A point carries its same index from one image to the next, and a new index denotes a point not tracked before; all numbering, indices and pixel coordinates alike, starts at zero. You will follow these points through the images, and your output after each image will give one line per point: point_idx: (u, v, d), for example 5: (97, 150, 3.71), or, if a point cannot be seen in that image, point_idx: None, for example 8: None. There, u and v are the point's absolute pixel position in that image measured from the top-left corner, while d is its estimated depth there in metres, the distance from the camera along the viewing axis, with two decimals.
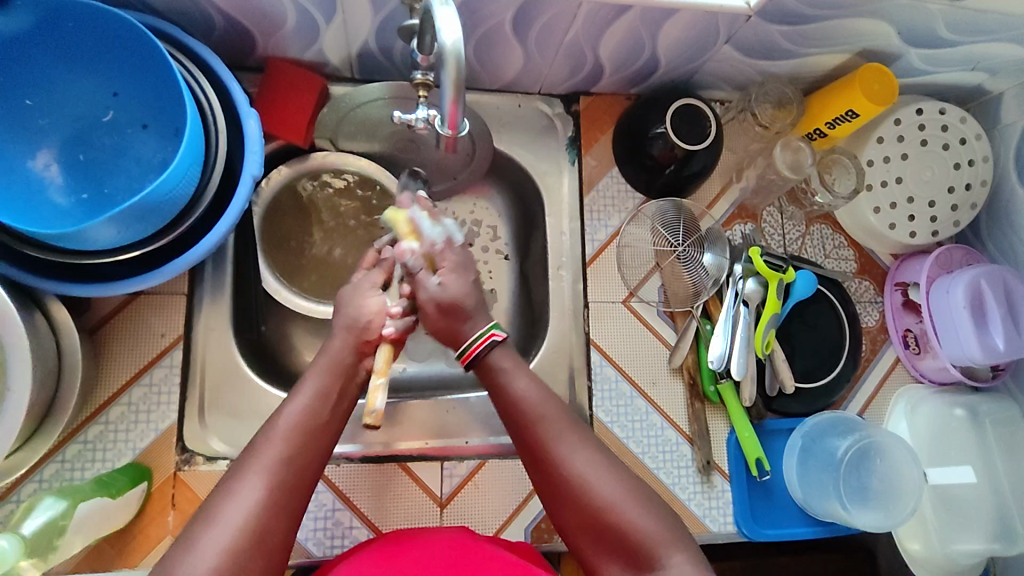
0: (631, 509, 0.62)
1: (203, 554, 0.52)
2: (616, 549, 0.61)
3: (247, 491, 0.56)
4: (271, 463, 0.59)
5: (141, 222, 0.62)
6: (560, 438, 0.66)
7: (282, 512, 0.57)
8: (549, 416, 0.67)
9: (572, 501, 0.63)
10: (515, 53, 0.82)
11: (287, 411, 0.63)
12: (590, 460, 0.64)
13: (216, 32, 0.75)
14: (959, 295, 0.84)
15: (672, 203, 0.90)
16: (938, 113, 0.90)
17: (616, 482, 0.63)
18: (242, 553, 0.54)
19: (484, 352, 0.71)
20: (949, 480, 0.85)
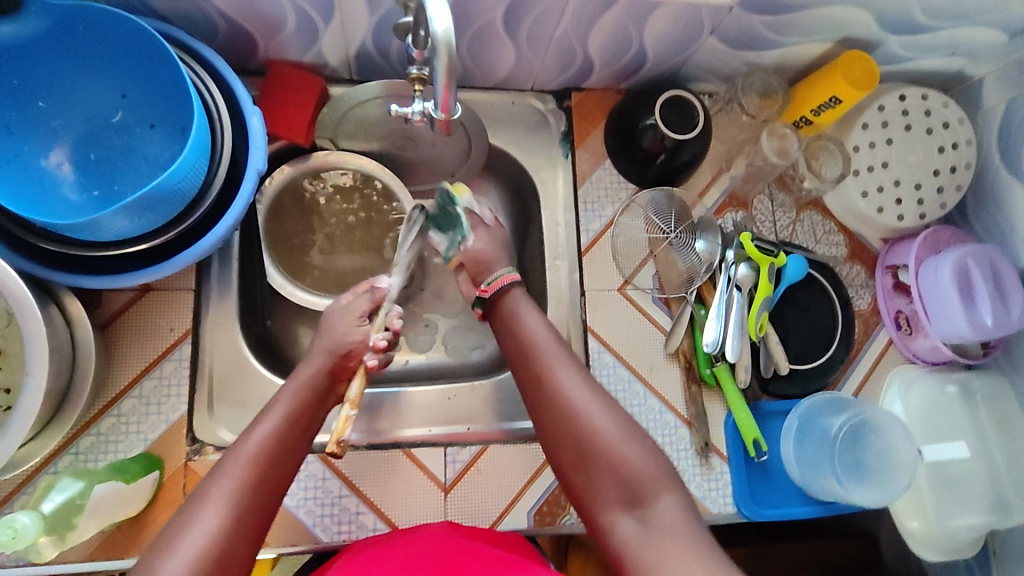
0: (621, 443, 0.68)
1: (210, 512, 0.57)
2: (608, 473, 0.67)
3: (248, 462, 0.62)
4: (271, 442, 0.64)
5: (152, 212, 0.65)
6: (562, 370, 0.73)
7: (273, 485, 0.62)
8: (552, 351, 0.74)
9: (570, 425, 0.70)
10: (507, 50, 0.85)
11: (286, 394, 0.69)
12: (589, 391, 0.71)
13: (220, 36, 0.78)
14: (947, 274, 0.86)
15: (664, 192, 0.92)
16: (921, 98, 0.92)
17: (608, 415, 0.70)
18: (245, 512, 0.59)
19: (506, 287, 0.79)
20: (944, 456, 0.87)
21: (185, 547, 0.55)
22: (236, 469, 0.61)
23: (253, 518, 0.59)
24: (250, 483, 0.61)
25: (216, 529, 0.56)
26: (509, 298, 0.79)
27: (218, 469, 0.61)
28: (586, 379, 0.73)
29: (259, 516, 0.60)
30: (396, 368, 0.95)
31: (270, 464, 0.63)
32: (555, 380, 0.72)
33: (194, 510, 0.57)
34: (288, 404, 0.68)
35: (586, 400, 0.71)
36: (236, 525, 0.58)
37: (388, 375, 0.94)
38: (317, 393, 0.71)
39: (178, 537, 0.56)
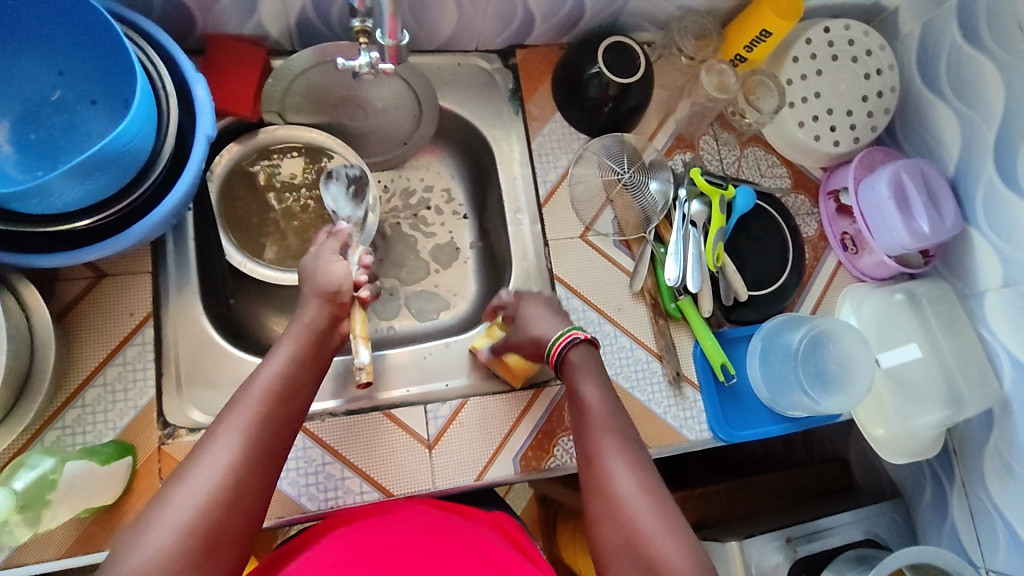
0: (666, 542, 0.62)
1: (210, 465, 0.58)
2: (646, 574, 0.61)
3: (246, 416, 0.62)
4: (272, 389, 0.64)
5: (102, 177, 0.63)
6: (613, 459, 0.67)
7: (279, 428, 0.63)
8: (607, 437, 0.69)
9: (617, 518, 0.64)
10: (448, 5, 0.86)
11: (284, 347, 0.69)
12: (639, 488, 0.65)
13: (154, 8, 0.77)
14: (883, 188, 0.91)
15: (614, 139, 0.95)
16: (843, 29, 0.97)
17: (650, 509, 0.64)
18: (242, 466, 0.59)
19: (564, 352, 0.76)
20: (898, 361, 0.92)
21: (179, 504, 0.56)
22: (236, 421, 0.61)
23: (253, 469, 0.59)
24: (248, 440, 0.60)
25: (203, 500, 0.56)
26: (571, 365, 0.76)
27: (218, 422, 0.61)
28: (644, 473, 0.67)
29: (260, 464, 0.60)
30: (368, 337, 0.95)
31: (269, 410, 0.63)
32: (605, 465, 0.67)
33: (193, 462, 0.58)
34: (289, 353, 0.68)
35: (633, 492, 0.65)
36: (234, 478, 0.58)
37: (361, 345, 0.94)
38: (322, 337, 0.72)
39: (174, 491, 0.57)
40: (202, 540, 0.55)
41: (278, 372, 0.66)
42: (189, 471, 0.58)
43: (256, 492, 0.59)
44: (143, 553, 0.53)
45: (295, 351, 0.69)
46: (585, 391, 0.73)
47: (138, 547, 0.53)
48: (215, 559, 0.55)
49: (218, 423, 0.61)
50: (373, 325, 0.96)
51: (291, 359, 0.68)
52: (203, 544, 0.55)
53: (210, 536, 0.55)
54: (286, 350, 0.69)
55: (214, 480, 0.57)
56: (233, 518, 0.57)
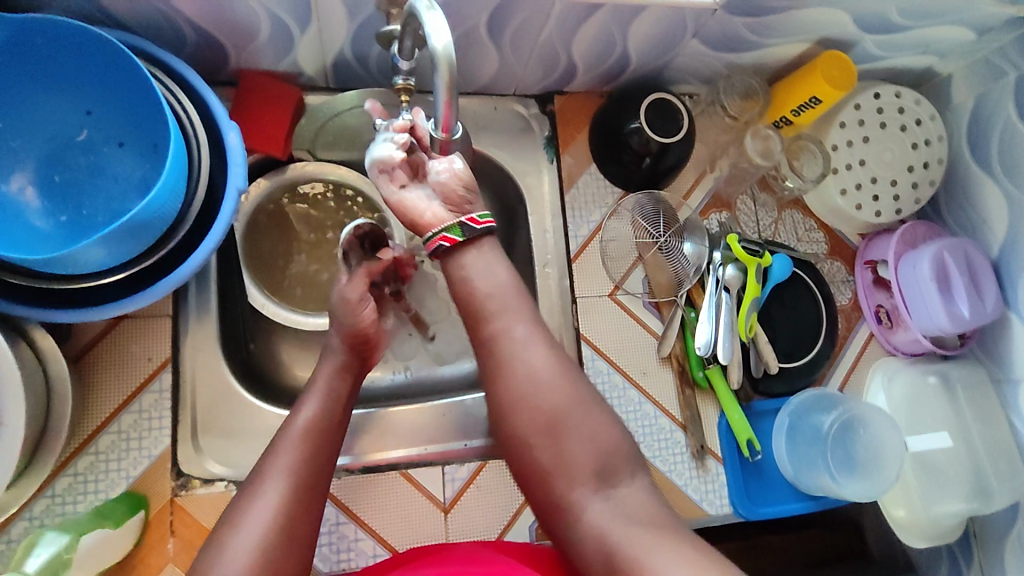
0: (587, 417, 0.64)
1: (258, 511, 0.59)
2: (582, 462, 0.62)
3: (288, 457, 0.63)
4: (308, 430, 0.66)
5: (130, 244, 0.61)
6: (520, 332, 0.65)
7: (319, 466, 0.64)
8: (513, 306, 0.66)
9: (536, 407, 0.63)
10: (489, 55, 0.82)
11: (319, 385, 0.71)
12: (552, 362, 0.65)
13: (187, 46, 0.74)
14: (925, 269, 0.88)
15: (649, 196, 0.92)
16: (894, 96, 0.94)
17: (565, 390, 0.64)
18: (291, 507, 0.60)
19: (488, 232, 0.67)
20: (927, 446, 0.90)
21: (235, 548, 0.56)
22: (279, 465, 0.62)
23: (301, 507, 0.60)
24: (293, 480, 0.61)
25: (259, 542, 0.57)
26: (473, 246, 0.67)
27: (261, 467, 0.63)
28: (556, 361, 0.65)
29: (307, 504, 0.61)
30: (385, 384, 0.92)
31: (311, 449, 0.64)
32: (513, 340, 0.65)
33: (243, 507, 0.59)
34: (322, 391, 0.70)
35: (547, 370, 0.64)
36: (285, 519, 0.59)
37: (377, 392, 0.91)
38: (351, 369, 0.74)
39: (229, 535, 0.57)
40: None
41: (313, 410, 0.68)
42: (241, 516, 0.59)
43: (305, 530, 0.60)
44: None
45: (328, 388, 0.71)
46: (476, 279, 0.66)
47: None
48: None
49: (262, 466, 0.63)
50: (390, 371, 0.93)
51: (325, 397, 0.70)
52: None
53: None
54: (320, 388, 0.71)
55: (266, 522, 0.58)
56: (288, 559, 0.58)
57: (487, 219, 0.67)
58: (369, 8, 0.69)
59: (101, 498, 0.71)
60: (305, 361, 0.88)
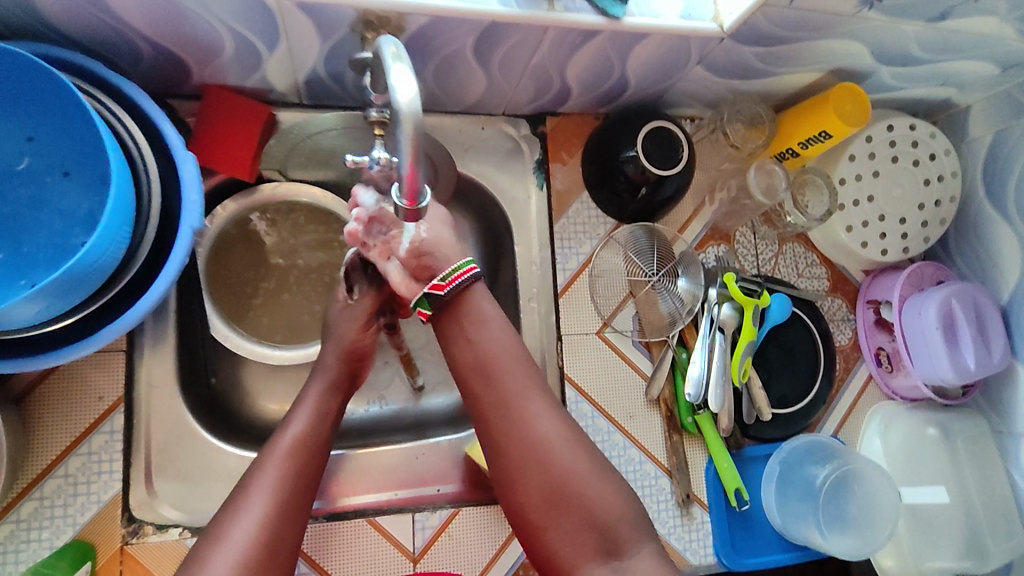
0: (596, 484, 0.61)
1: (243, 524, 0.55)
2: (585, 525, 0.60)
3: (277, 474, 0.59)
4: (298, 447, 0.62)
5: (66, 297, 0.55)
6: (530, 399, 0.64)
7: (305, 483, 0.61)
8: (522, 371, 0.65)
9: (543, 471, 0.62)
10: (477, 76, 0.76)
11: (311, 398, 0.67)
12: (562, 429, 0.63)
13: (144, 61, 0.68)
14: (931, 316, 0.84)
15: (643, 229, 0.87)
16: (909, 129, 0.88)
17: (575, 455, 0.62)
18: (275, 526, 0.56)
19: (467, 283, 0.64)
20: (924, 500, 0.85)
21: (216, 564, 0.53)
22: (265, 480, 0.59)
23: (285, 525, 0.57)
24: (280, 498, 0.58)
25: (240, 560, 0.53)
26: (473, 299, 0.65)
27: (245, 481, 0.60)
28: (567, 428, 0.64)
29: (291, 524, 0.58)
30: (357, 417, 0.87)
31: (298, 467, 0.61)
32: (522, 406, 0.63)
33: (226, 521, 0.56)
34: (315, 406, 0.66)
35: (556, 436, 0.63)
36: (268, 538, 0.56)
37: (348, 426, 0.86)
38: (342, 390, 0.69)
39: (211, 551, 0.54)
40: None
41: (304, 426, 0.64)
42: (224, 530, 0.55)
43: (287, 550, 0.57)
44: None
45: (321, 403, 0.67)
46: (484, 343, 0.64)
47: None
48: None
49: (249, 480, 0.59)
50: (364, 403, 0.88)
51: (317, 412, 0.66)
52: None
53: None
54: (313, 401, 0.67)
55: (250, 539, 0.54)
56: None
57: (453, 276, 0.63)
58: (342, 29, 0.63)
59: (45, 548, 0.66)
60: (272, 393, 0.83)
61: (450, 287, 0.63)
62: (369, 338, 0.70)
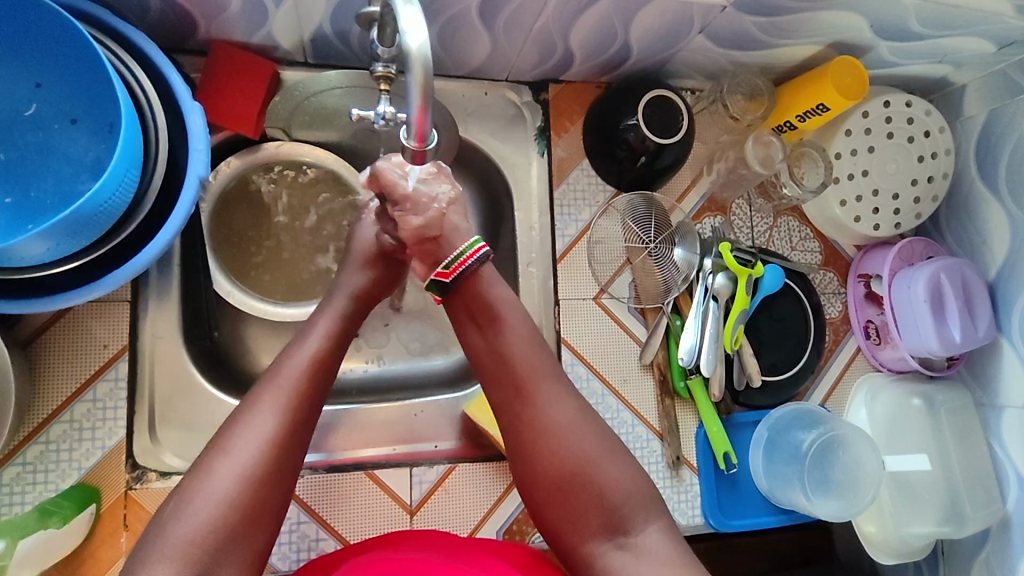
0: (609, 468, 0.63)
1: (250, 440, 0.57)
2: (594, 504, 0.62)
3: (284, 395, 0.60)
4: (308, 366, 0.63)
5: (73, 237, 0.56)
6: (545, 386, 0.65)
7: (312, 407, 0.62)
8: (541, 359, 0.67)
9: (557, 454, 0.63)
10: (481, 39, 0.77)
11: (320, 323, 0.67)
12: (575, 415, 0.65)
13: (152, 13, 0.68)
14: (920, 289, 0.86)
15: (642, 198, 0.88)
16: (905, 105, 0.90)
17: (590, 439, 0.64)
18: (282, 442, 0.58)
19: (475, 266, 0.67)
20: (906, 468, 0.88)
21: (223, 473, 0.55)
22: (272, 400, 0.60)
23: (290, 445, 0.59)
24: (289, 414, 0.59)
25: (245, 472, 0.55)
26: (489, 288, 0.68)
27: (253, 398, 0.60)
28: (580, 411, 0.65)
29: (297, 440, 0.60)
30: (358, 376, 0.88)
31: (308, 386, 0.62)
32: (537, 393, 0.65)
33: (234, 432, 0.57)
34: (327, 329, 0.67)
35: (569, 421, 0.64)
36: (274, 452, 0.57)
37: (348, 384, 0.87)
38: (355, 317, 0.70)
39: (218, 461, 0.56)
40: (243, 514, 0.54)
41: (317, 346, 0.64)
42: (231, 442, 0.57)
43: (292, 466, 0.59)
44: (188, 523, 0.52)
45: (333, 325, 0.67)
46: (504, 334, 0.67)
47: (185, 516, 0.53)
48: (253, 531, 0.55)
49: (258, 397, 0.60)
50: (364, 362, 0.89)
51: (328, 335, 0.66)
52: (244, 518, 0.55)
53: (251, 509, 0.55)
54: (326, 324, 0.67)
55: (257, 453, 0.56)
56: (272, 491, 0.57)
57: (458, 262, 0.66)
58: None
59: (50, 490, 0.68)
60: (273, 349, 0.84)
61: (457, 272, 0.66)
62: (384, 276, 0.72)
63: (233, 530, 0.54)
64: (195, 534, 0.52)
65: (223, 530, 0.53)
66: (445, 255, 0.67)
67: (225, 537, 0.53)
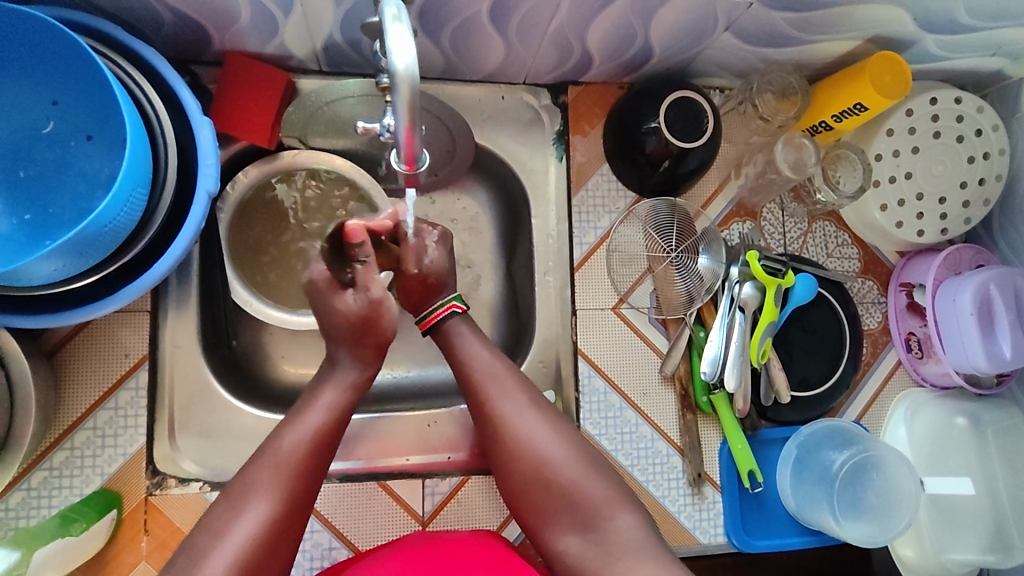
0: (576, 472, 0.63)
1: (245, 522, 0.54)
2: (558, 504, 0.62)
3: (280, 476, 0.57)
4: (311, 442, 0.60)
5: (83, 255, 0.57)
6: (507, 398, 0.66)
7: (308, 487, 0.58)
8: (497, 375, 0.68)
9: (518, 458, 0.64)
10: (494, 43, 0.75)
11: (324, 397, 0.64)
12: (541, 420, 0.65)
13: (167, 27, 0.69)
14: (966, 303, 0.80)
15: (666, 203, 0.84)
16: (954, 102, 0.83)
17: (563, 446, 0.64)
18: (276, 526, 0.55)
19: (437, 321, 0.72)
20: (947, 491, 0.82)
21: (214, 561, 0.51)
22: (266, 483, 0.56)
23: (284, 527, 0.55)
24: (287, 499, 0.56)
25: (238, 563, 0.52)
26: (450, 327, 0.71)
27: (248, 474, 0.57)
28: (547, 420, 0.66)
29: (292, 523, 0.56)
30: (375, 383, 0.88)
31: (307, 464, 0.59)
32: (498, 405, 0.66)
33: (225, 518, 0.54)
34: (331, 401, 0.64)
35: (532, 430, 0.64)
36: (271, 537, 0.54)
37: (364, 392, 0.87)
38: (353, 393, 0.67)
39: (210, 547, 0.52)
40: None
41: (320, 422, 0.62)
42: (223, 528, 0.53)
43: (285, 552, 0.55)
44: None
45: (338, 397, 0.65)
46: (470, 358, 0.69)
47: None
48: None
49: (251, 480, 0.56)
50: (383, 370, 0.89)
51: (328, 409, 0.63)
52: None
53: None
54: (329, 396, 0.65)
55: (248, 542, 0.53)
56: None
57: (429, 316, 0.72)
58: None
59: (75, 494, 0.70)
60: (291, 356, 0.85)
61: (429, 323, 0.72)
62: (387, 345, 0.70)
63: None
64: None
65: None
66: (429, 304, 0.74)
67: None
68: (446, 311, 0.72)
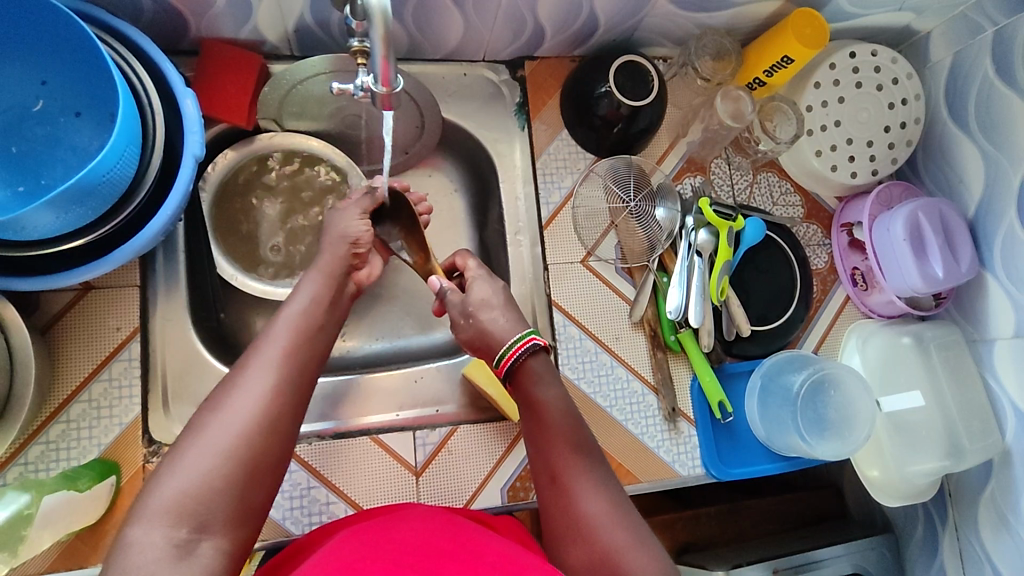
0: (639, 555, 0.59)
1: (183, 480, 0.51)
2: None
3: (229, 442, 0.53)
4: (300, 326, 0.64)
5: (79, 208, 0.61)
6: (581, 476, 0.64)
7: (266, 455, 0.55)
8: (571, 448, 0.66)
9: (581, 544, 0.61)
10: (454, 19, 0.82)
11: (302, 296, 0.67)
12: (607, 507, 0.62)
13: (146, 14, 0.74)
14: (898, 229, 0.88)
15: (624, 160, 0.91)
16: (871, 55, 0.93)
17: (623, 526, 0.61)
18: (279, 400, 0.57)
19: (520, 360, 0.70)
20: (901, 407, 0.90)
21: (220, 433, 0.54)
22: (210, 446, 0.53)
23: (232, 488, 0.52)
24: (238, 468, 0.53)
25: (199, 490, 0.51)
26: (527, 371, 0.70)
27: (193, 431, 0.54)
28: (612, 499, 0.63)
29: (294, 399, 0.59)
30: (362, 352, 0.92)
31: (267, 439, 0.55)
32: (573, 481, 0.64)
33: (228, 394, 0.56)
34: (284, 359, 0.60)
35: (602, 511, 0.62)
36: (217, 501, 0.51)
37: (352, 360, 0.91)
38: (308, 358, 0.62)
39: (149, 504, 0.50)
40: (243, 471, 0.53)
41: (300, 312, 0.65)
42: (164, 485, 0.51)
43: (243, 520, 0.53)
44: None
45: (290, 359, 0.60)
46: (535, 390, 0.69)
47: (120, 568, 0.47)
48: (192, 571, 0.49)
49: (198, 440, 0.53)
50: (368, 339, 0.93)
51: (283, 373, 0.59)
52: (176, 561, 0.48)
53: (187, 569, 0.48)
54: (282, 352, 0.61)
55: (252, 413, 0.55)
56: (272, 449, 0.55)
57: (512, 350, 0.70)
58: None
59: (73, 465, 0.72)
60: None
61: (507, 365, 0.70)
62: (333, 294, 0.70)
63: (236, 484, 0.53)
64: (191, 489, 0.51)
65: (226, 482, 0.52)
66: (501, 346, 0.72)
67: (228, 500, 0.52)
68: (525, 346, 0.71)
